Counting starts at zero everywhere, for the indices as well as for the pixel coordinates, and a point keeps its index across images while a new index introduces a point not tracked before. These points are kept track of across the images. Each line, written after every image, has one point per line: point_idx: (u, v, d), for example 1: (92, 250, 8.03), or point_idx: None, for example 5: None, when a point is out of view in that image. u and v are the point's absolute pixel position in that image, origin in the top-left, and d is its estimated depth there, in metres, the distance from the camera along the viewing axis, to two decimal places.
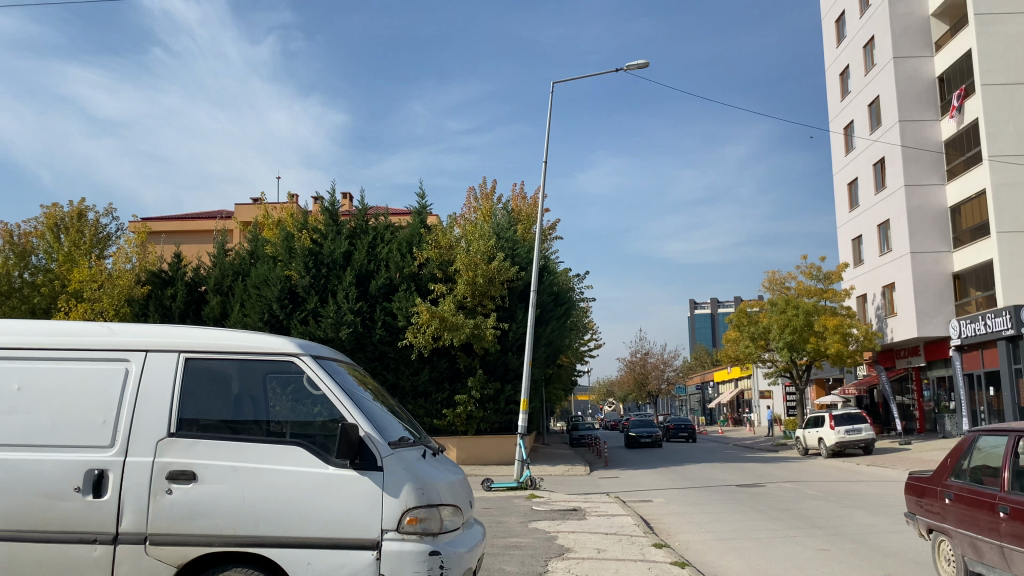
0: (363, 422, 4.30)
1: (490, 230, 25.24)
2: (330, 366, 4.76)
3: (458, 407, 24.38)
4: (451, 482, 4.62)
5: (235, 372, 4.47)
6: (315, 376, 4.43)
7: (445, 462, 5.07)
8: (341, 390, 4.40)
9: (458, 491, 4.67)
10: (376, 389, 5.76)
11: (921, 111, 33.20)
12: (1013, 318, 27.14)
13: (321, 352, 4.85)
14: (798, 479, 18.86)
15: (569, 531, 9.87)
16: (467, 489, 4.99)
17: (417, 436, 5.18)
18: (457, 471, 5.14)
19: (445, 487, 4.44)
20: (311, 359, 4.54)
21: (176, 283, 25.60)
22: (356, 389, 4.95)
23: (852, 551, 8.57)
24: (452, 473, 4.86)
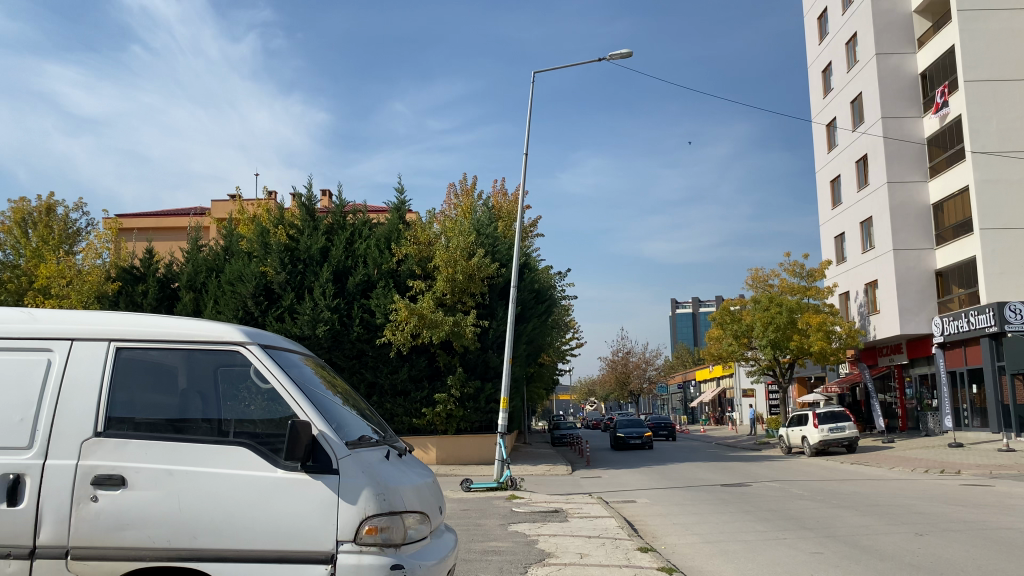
0: (317, 419, 3.83)
1: (470, 225, 24.75)
2: (283, 358, 4.30)
3: (438, 407, 23.87)
4: (419, 485, 4.16)
5: (180, 364, 3.99)
6: (263, 368, 3.97)
7: (415, 465, 4.62)
8: (291, 384, 3.93)
9: (426, 496, 4.20)
10: (344, 388, 5.30)
11: (904, 108, 33.05)
12: (997, 315, 27.09)
13: (274, 343, 4.40)
14: (784, 478, 18.54)
15: (551, 534, 9.40)
16: (438, 494, 4.53)
17: (384, 435, 4.72)
18: (428, 474, 4.68)
19: (411, 492, 3.97)
20: (259, 348, 4.07)
21: (148, 279, 24.93)
22: (315, 384, 4.50)
23: (846, 554, 8.19)
24: (421, 477, 4.39)
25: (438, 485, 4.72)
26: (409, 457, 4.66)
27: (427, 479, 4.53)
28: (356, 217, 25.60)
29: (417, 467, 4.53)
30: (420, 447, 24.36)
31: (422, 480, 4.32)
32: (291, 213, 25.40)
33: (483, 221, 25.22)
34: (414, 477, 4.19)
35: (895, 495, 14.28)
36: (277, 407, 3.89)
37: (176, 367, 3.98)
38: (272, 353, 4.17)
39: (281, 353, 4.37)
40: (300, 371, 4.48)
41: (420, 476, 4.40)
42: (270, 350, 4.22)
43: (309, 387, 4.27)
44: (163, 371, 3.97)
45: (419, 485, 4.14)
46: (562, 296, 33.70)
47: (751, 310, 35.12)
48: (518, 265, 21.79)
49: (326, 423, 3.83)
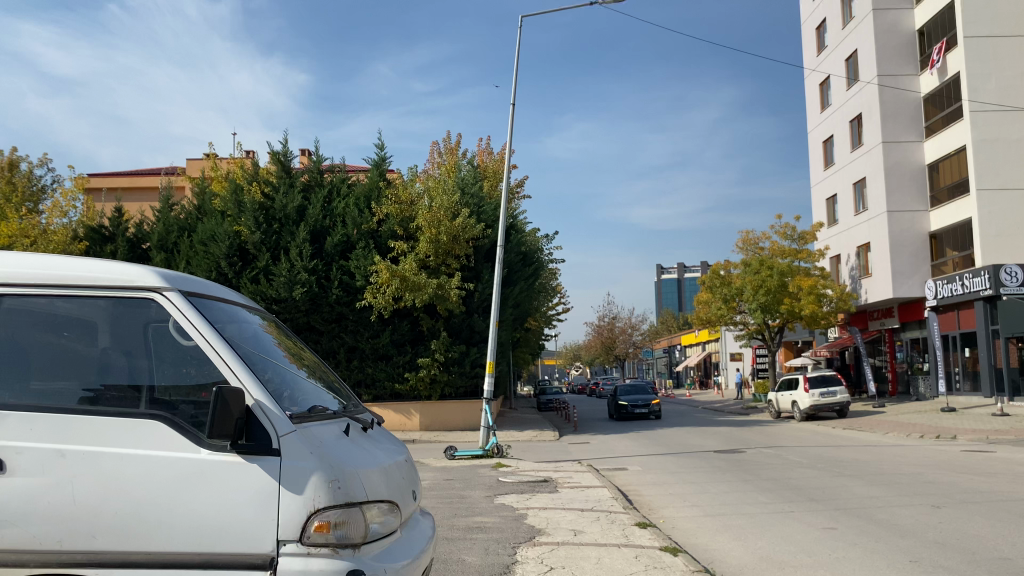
0: (251, 384, 3.03)
1: (454, 184, 23.85)
2: (216, 310, 3.50)
3: (421, 371, 23.13)
4: (388, 466, 3.39)
5: (98, 318, 3.19)
6: (182, 321, 3.16)
7: (384, 438, 3.86)
8: (218, 341, 3.13)
9: (397, 478, 3.44)
10: (315, 363, 4.48)
11: (901, 66, 32.22)
12: (992, 278, 26.57)
13: (206, 291, 3.59)
14: (778, 444, 18.01)
15: (540, 508, 8.70)
16: (410, 474, 3.77)
17: (348, 409, 3.91)
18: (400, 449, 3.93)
19: (378, 476, 3.21)
20: (179, 296, 3.24)
21: (116, 239, 23.95)
22: (258, 344, 3.72)
23: (864, 531, 7.56)
24: (391, 454, 3.64)
25: (411, 461, 4.00)
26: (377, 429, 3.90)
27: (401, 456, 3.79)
28: (335, 175, 24.62)
29: (385, 442, 3.78)
30: (403, 413, 23.66)
31: (392, 458, 3.56)
32: (266, 170, 24.40)
33: (468, 179, 24.31)
34: (381, 455, 3.43)
35: (897, 462, 13.73)
36: (201, 369, 3.10)
37: (90, 322, 3.18)
38: (200, 304, 3.35)
39: (215, 305, 3.57)
40: (241, 328, 3.69)
41: (390, 452, 3.65)
42: (199, 298, 3.41)
43: (248, 345, 3.49)
44: (74, 328, 3.17)
45: (387, 465, 3.37)
46: (549, 259, 32.93)
47: (741, 274, 34.47)
48: (503, 224, 20.92)
49: (263, 389, 3.03)
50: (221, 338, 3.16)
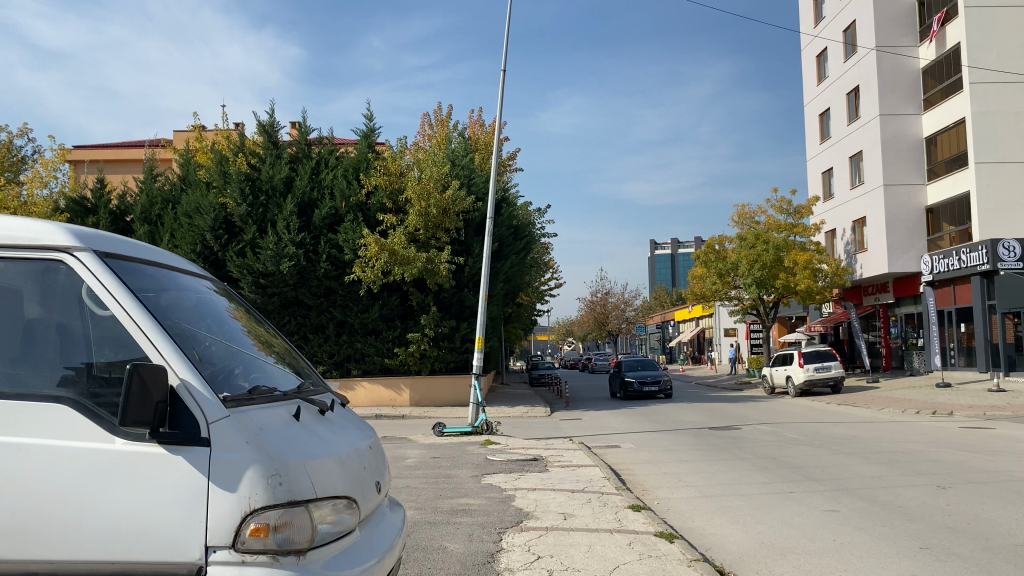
0: (177, 361, 2.61)
1: (444, 155, 23.28)
2: (144, 278, 3.06)
3: (411, 346, 22.71)
4: (348, 454, 3.00)
5: (6, 283, 2.74)
6: (98, 288, 2.72)
7: (346, 420, 3.47)
8: (140, 311, 2.70)
9: (358, 467, 3.06)
10: (269, 341, 4.07)
11: (900, 37, 31.63)
12: (990, 253, 26.23)
13: (133, 255, 3.16)
14: (773, 420, 17.69)
15: (529, 489, 8.31)
16: (376, 460, 3.39)
17: (302, 389, 3.50)
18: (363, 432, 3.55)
19: (332, 465, 2.81)
20: (94, 256, 2.79)
21: (99, 211, 23.38)
22: (196, 318, 3.30)
23: (868, 515, 7.22)
24: (353, 438, 3.25)
25: (377, 444, 3.61)
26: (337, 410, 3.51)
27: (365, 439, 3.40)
28: (322, 146, 24.04)
29: (346, 424, 3.38)
30: (392, 388, 23.24)
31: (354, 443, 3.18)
32: (252, 141, 23.81)
33: (458, 150, 23.74)
34: (340, 440, 3.04)
35: (895, 440, 13.39)
36: (120, 343, 2.68)
37: (6, 289, 2.73)
38: (122, 268, 2.90)
39: (144, 272, 3.15)
40: (175, 299, 3.27)
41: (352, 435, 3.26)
42: (122, 262, 2.97)
43: (179, 320, 3.06)
44: None
45: (346, 452, 2.98)
46: (541, 234, 32.45)
47: (736, 248, 34.08)
48: (494, 197, 20.41)
49: (192, 366, 2.62)
50: (142, 308, 2.72)
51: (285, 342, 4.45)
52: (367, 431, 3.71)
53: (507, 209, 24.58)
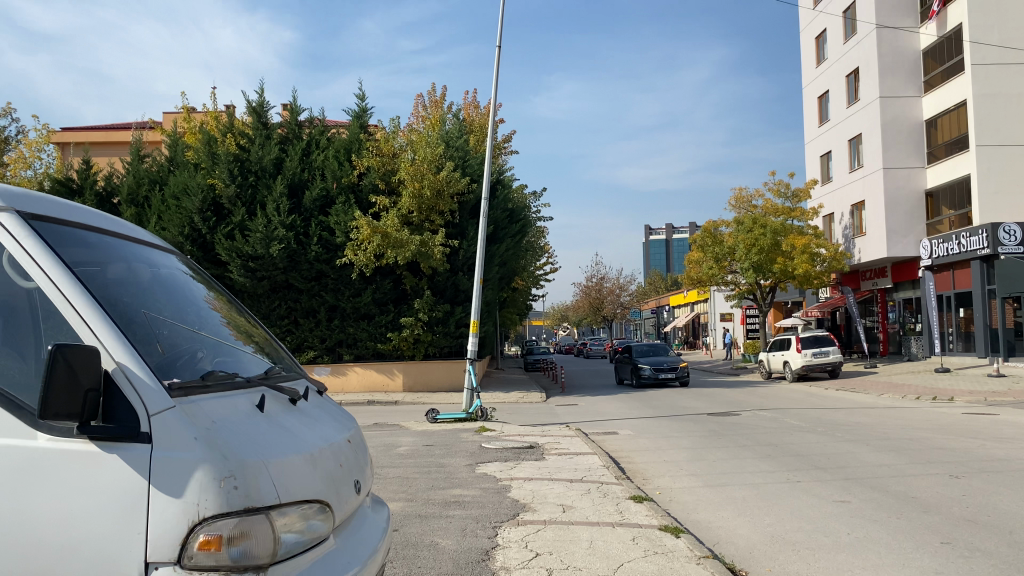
0: (113, 340, 2.23)
1: (438, 136, 22.82)
2: (80, 247, 2.67)
3: (405, 331, 22.33)
4: (322, 447, 2.63)
5: None
6: (21, 255, 2.33)
7: (322, 410, 3.10)
8: (68, 281, 2.31)
9: (335, 463, 2.69)
10: (242, 327, 3.67)
11: (901, 18, 31.17)
12: (991, 237, 25.93)
13: (71, 219, 2.76)
14: (774, 405, 17.37)
15: (527, 478, 7.96)
16: (357, 454, 3.01)
17: (270, 374, 3.11)
18: (342, 424, 3.17)
19: (303, 463, 2.44)
20: (17, 218, 2.40)
21: (85, 193, 22.89)
22: (146, 294, 2.91)
23: (882, 506, 6.88)
24: (329, 430, 2.88)
25: (359, 438, 3.25)
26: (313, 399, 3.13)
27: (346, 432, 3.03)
28: (313, 126, 23.56)
29: (322, 414, 3.00)
30: (385, 373, 22.86)
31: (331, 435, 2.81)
32: (241, 121, 23.33)
33: (452, 131, 23.27)
34: (313, 433, 2.67)
35: (901, 426, 13.07)
36: (46, 319, 2.30)
37: None
38: (51, 233, 2.51)
39: (85, 240, 2.76)
40: (123, 272, 2.88)
41: (329, 427, 2.90)
42: (51, 226, 2.59)
43: (122, 295, 2.67)
44: None
45: (320, 445, 2.61)
46: (537, 217, 32.04)
47: (734, 232, 33.71)
48: (488, 179, 19.97)
49: (131, 347, 2.24)
50: (72, 276, 2.33)
51: (264, 331, 4.06)
52: (349, 424, 3.33)
53: (502, 191, 24.14)
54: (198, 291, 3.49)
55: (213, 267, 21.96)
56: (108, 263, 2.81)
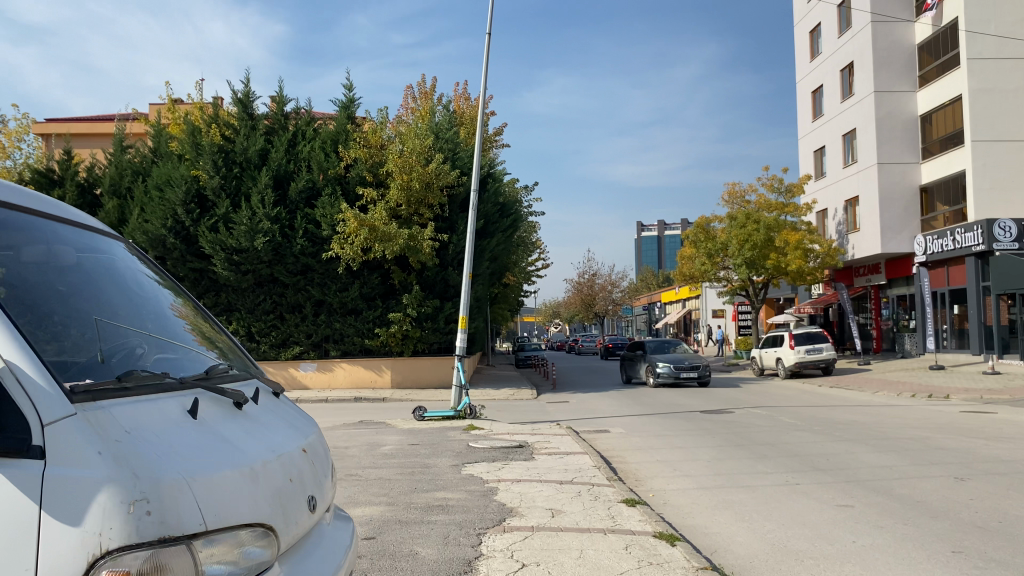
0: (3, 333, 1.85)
1: (427, 127, 22.40)
2: None
3: (393, 326, 21.93)
4: (268, 458, 2.26)
5: None
6: None
7: (276, 415, 2.71)
8: None
9: (284, 477, 2.31)
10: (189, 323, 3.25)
11: (896, 12, 30.89)
12: (985, 233, 25.73)
13: None
14: (768, 403, 17.03)
15: (514, 480, 7.59)
16: (314, 466, 2.63)
17: (214, 375, 2.72)
18: (300, 430, 2.78)
19: (242, 479, 2.07)
20: None
21: (65, 184, 22.39)
22: (64, 283, 2.51)
23: (886, 511, 6.54)
24: (280, 438, 2.50)
25: (318, 448, 2.85)
26: (264, 403, 2.74)
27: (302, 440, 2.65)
28: (300, 116, 23.11)
29: (274, 420, 2.62)
30: (373, 369, 22.46)
31: (281, 444, 2.44)
32: (226, 112, 22.87)
33: (442, 123, 22.84)
34: (258, 442, 2.30)
35: (899, 425, 12.73)
36: None
37: None
38: None
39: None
40: (38, 256, 2.48)
41: (281, 435, 2.52)
42: None
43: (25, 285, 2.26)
44: None
45: (265, 456, 2.23)
46: (528, 212, 31.67)
47: (726, 228, 33.40)
48: (477, 171, 19.56)
49: (24, 344, 1.86)
50: None
51: (226, 335, 3.65)
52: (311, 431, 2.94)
53: (493, 184, 23.73)
54: (140, 287, 3.09)
55: (197, 260, 21.53)
56: (16, 246, 2.40)
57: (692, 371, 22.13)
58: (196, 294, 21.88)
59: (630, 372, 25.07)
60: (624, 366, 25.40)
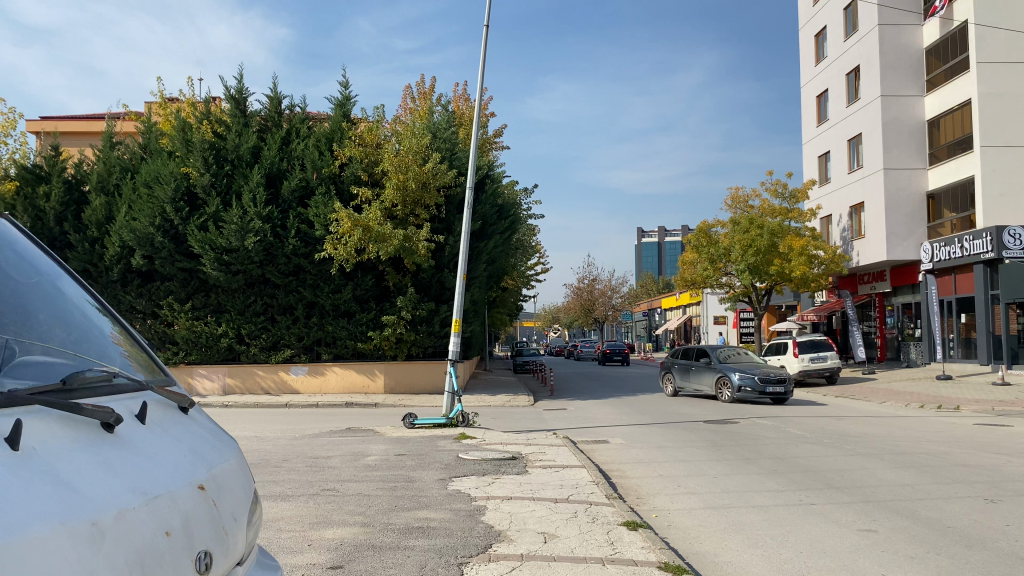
0: None
1: (424, 125, 21.78)
2: None
3: (386, 330, 21.22)
4: (125, 510, 1.64)
5: None
6: None
7: (170, 440, 2.09)
8: None
9: (153, 533, 1.70)
10: (91, 332, 2.61)
11: (903, 15, 30.38)
12: (995, 240, 25.12)
13: None
14: (775, 413, 16.39)
15: (505, 498, 6.97)
16: (215, 511, 2.02)
17: (93, 385, 2.06)
18: (202, 458, 2.16)
19: (68, 546, 1.44)
20: None
21: (52, 179, 21.74)
22: None
23: (915, 538, 5.92)
24: (160, 473, 1.87)
25: (229, 480, 2.24)
26: (155, 423, 2.11)
27: (200, 473, 2.04)
28: (294, 113, 22.49)
29: (160, 447, 1.99)
30: (366, 373, 21.68)
31: (158, 483, 1.81)
32: (218, 108, 22.31)
33: (440, 122, 22.25)
34: (116, 482, 1.68)
35: (915, 437, 12.09)
36: None
37: None
38: None
39: None
40: None
41: (166, 470, 1.90)
42: None
43: None
44: None
45: (117, 508, 1.62)
46: (527, 215, 31.08)
47: (729, 233, 32.75)
48: (474, 170, 18.94)
49: None
50: None
51: (140, 345, 3.00)
52: (227, 458, 2.34)
53: (492, 185, 23.13)
54: (9, 270, 2.36)
55: (186, 259, 20.92)
56: None
57: (777, 385, 18.42)
58: (185, 295, 21.34)
59: (680, 383, 21.16)
60: (671, 375, 21.47)
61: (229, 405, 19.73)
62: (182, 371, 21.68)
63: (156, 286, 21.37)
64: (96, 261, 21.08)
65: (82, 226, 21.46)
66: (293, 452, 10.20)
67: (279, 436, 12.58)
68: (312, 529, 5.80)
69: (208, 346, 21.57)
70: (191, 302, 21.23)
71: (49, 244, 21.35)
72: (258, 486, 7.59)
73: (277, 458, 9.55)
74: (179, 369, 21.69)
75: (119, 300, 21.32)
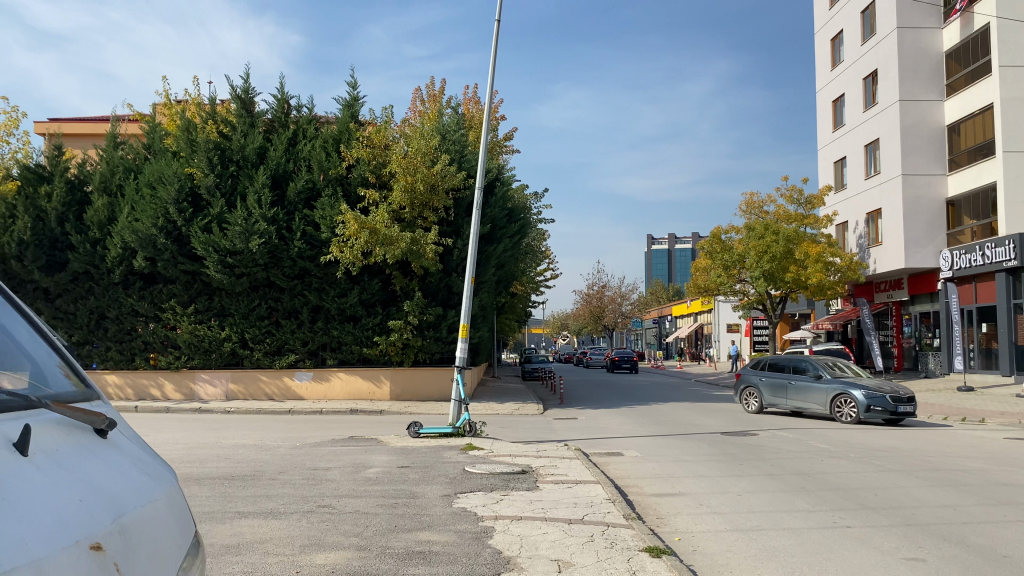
0: None
1: (434, 127, 21.30)
2: None
3: (392, 335, 20.66)
4: None
5: None
6: None
7: (62, 480, 1.59)
8: None
9: None
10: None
11: (922, 18, 29.78)
12: (1017, 248, 24.45)
13: None
14: (795, 424, 15.79)
15: (515, 518, 6.42)
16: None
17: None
18: (109, 501, 1.66)
19: None
20: None
21: (54, 179, 21.40)
22: None
23: (967, 568, 5.36)
24: (31, 532, 1.37)
25: (147, 532, 1.74)
26: (45, 452, 1.61)
27: (97, 526, 1.53)
28: (301, 114, 22.06)
29: (39, 490, 1.48)
30: (371, 380, 21.20)
31: (21, 549, 1.32)
32: (224, 108, 21.90)
33: (450, 124, 21.75)
34: None
35: (946, 452, 11.49)
36: None
37: None
38: None
39: None
40: None
41: (38, 528, 1.40)
42: None
43: None
44: None
45: None
46: (537, 219, 30.55)
47: (744, 239, 32.11)
48: (482, 172, 18.44)
49: None
50: None
51: (60, 349, 2.50)
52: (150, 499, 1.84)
53: (502, 189, 22.64)
54: None
55: (189, 262, 20.45)
56: None
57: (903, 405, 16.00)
58: (188, 298, 20.91)
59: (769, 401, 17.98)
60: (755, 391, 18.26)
61: (231, 410, 19.27)
62: (184, 375, 21.20)
63: (158, 289, 20.97)
64: (97, 263, 20.72)
65: (84, 226, 21.05)
66: (290, 463, 9.69)
67: (279, 445, 12.08)
68: (303, 553, 5.28)
69: (210, 351, 21.06)
70: (193, 306, 20.82)
71: (50, 245, 20.98)
72: (250, 500, 7.08)
73: (273, 469, 9.04)
74: (181, 374, 21.20)
75: (121, 303, 20.97)
